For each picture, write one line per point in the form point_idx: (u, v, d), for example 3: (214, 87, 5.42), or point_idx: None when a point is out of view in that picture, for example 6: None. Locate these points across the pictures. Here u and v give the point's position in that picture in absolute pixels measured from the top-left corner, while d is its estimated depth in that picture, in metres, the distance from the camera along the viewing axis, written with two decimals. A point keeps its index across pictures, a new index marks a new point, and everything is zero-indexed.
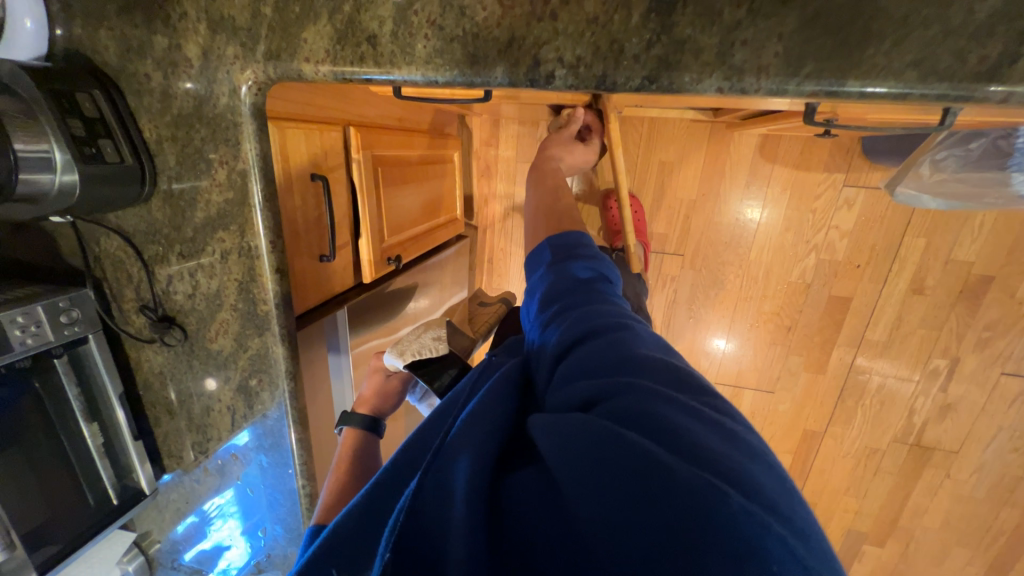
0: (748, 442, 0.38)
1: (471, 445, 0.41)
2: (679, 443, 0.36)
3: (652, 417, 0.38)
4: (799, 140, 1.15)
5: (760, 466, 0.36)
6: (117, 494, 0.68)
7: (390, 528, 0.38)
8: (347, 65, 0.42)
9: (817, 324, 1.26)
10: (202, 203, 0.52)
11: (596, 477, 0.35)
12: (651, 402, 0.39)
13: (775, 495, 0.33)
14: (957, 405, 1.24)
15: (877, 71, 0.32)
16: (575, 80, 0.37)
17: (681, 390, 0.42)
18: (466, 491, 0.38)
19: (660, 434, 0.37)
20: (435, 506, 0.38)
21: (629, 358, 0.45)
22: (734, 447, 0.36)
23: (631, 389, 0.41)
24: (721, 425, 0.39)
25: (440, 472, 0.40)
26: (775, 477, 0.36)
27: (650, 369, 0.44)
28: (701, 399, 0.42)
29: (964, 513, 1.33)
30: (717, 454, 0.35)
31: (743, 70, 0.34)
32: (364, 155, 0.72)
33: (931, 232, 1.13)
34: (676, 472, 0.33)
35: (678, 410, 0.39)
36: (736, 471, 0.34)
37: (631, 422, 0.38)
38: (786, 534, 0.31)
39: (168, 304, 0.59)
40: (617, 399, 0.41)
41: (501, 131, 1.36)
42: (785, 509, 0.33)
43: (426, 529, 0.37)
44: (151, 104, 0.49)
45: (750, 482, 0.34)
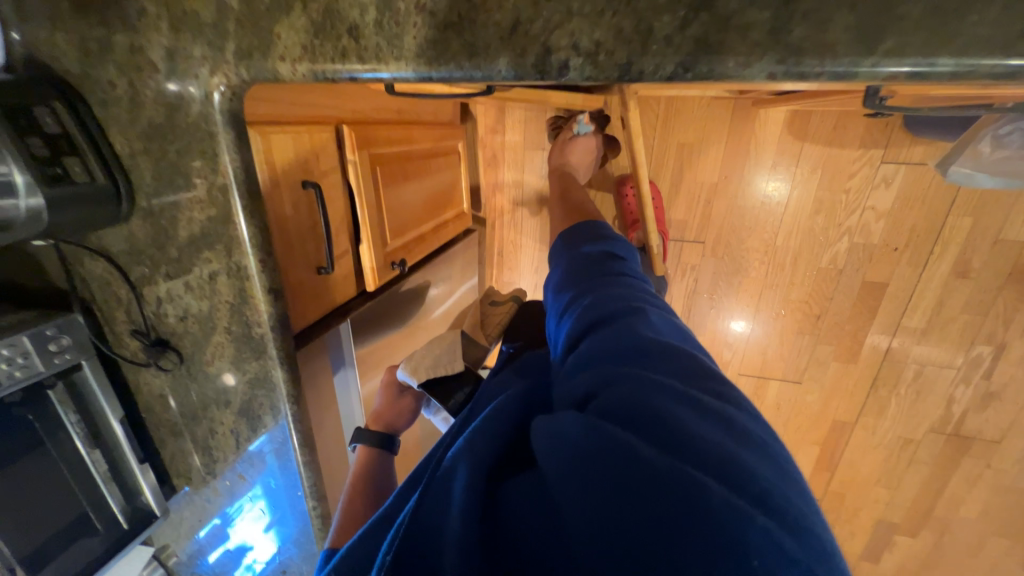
0: (750, 432, 0.34)
1: (468, 451, 0.38)
2: (667, 434, 0.32)
3: (640, 404, 0.35)
4: (831, 114, 1.05)
5: (759, 454, 0.32)
6: (127, 518, 0.67)
7: (389, 541, 0.36)
8: (328, 63, 0.36)
9: (849, 311, 1.19)
10: (184, 221, 0.48)
11: (577, 472, 0.32)
12: (642, 389, 0.36)
13: (770, 487, 0.30)
14: (1002, 393, 1.17)
15: (978, 46, 0.25)
16: (594, 70, 0.31)
17: (679, 374, 0.39)
18: (461, 506, 0.34)
19: (648, 423, 0.33)
20: (433, 521, 0.36)
21: (633, 339, 0.42)
22: (729, 435, 0.33)
23: (624, 376, 0.38)
24: (719, 410, 0.35)
25: (441, 485, 0.38)
26: (778, 468, 0.32)
27: (651, 354, 0.40)
28: (700, 383, 0.38)
29: (1004, 504, 1.27)
30: (707, 443, 0.32)
31: (802, 50, 0.28)
32: (361, 155, 0.66)
33: (979, 210, 1.03)
34: (654, 464, 0.30)
35: (671, 396, 0.35)
36: (726, 461, 0.31)
37: (618, 411, 0.35)
38: (779, 532, 0.27)
39: (160, 327, 0.56)
40: (609, 388, 0.37)
41: (508, 116, 1.28)
42: (785, 503, 0.29)
43: (422, 543, 0.35)
44: (119, 115, 0.44)
45: (741, 474, 0.30)
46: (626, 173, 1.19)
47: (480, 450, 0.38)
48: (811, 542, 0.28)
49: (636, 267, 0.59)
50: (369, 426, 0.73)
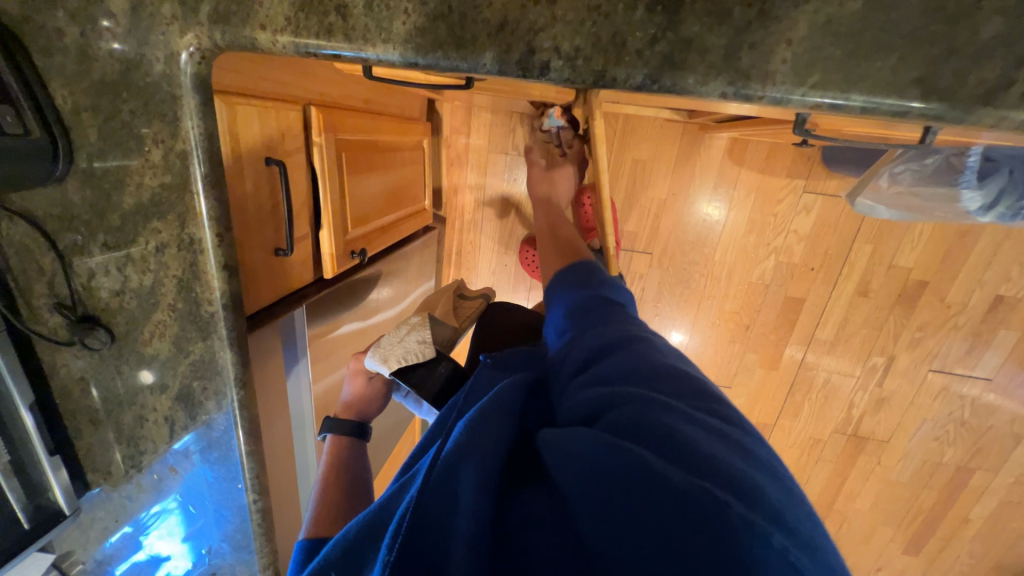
0: (755, 454, 0.38)
1: (474, 455, 0.39)
2: (684, 454, 0.36)
3: (654, 426, 0.38)
4: (764, 145, 1.18)
5: (767, 476, 0.36)
6: (29, 517, 0.61)
7: (392, 532, 0.37)
8: (311, 37, 0.36)
9: (773, 322, 1.32)
10: (132, 186, 0.45)
11: (598, 490, 0.35)
12: (655, 410, 0.40)
13: (780, 505, 0.34)
14: (890, 398, 1.35)
15: (881, 87, 0.31)
16: (572, 73, 0.34)
17: (688, 399, 0.43)
18: (473, 509, 0.36)
19: (664, 442, 0.37)
20: (439, 518, 0.37)
21: (640, 369, 0.46)
22: (737, 456, 0.37)
23: (637, 397, 0.42)
24: (727, 435, 0.39)
25: (442, 481, 0.38)
26: (782, 488, 0.36)
27: (658, 381, 0.44)
28: (707, 408, 0.42)
29: (891, 495, 1.46)
30: (720, 463, 0.36)
31: (749, 75, 0.32)
32: (328, 138, 0.65)
33: (877, 239, 1.20)
34: (673, 481, 0.34)
35: (683, 418, 0.39)
36: (739, 480, 0.34)
37: (632, 433, 0.38)
38: (789, 546, 0.31)
39: (90, 301, 0.51)
40: (622, 406, 0.41)
41: (473, 119, 1.30)
42: (791, 520, 0.33)
43: (427, 535, 0.37)
44: (65, 66, 0.41)
45: (754, 492, 0.34)
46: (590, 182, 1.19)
47: (487, 449, 0.40)
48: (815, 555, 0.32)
49: (629, 298, 0.63)
50: (339, 416, 0.73)
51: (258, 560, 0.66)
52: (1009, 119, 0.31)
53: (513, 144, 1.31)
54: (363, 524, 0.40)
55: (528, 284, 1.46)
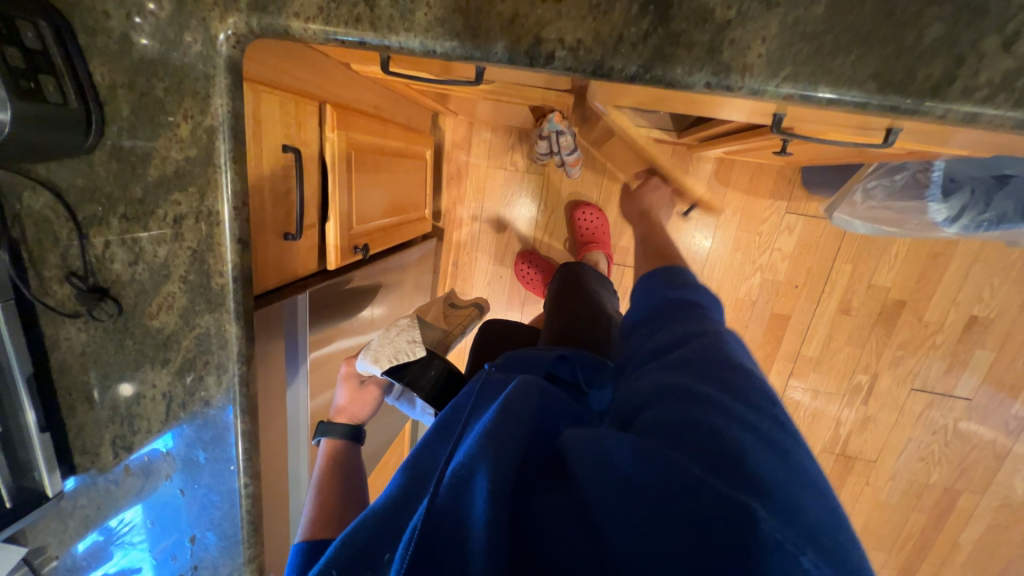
0: (802, 469, 0.42)
1: (490, 457, 0.41)
2: (722, 461, 0.40)
3: (700, 434, 0.43)
4: (748, 167, 1.25)
5: (808, 491, 0.39)
6: (11, 496, 0.60)
7: (405, 540, 0.39)
8: (340, 25, 0.40)
9: (760, 339, 1.36)
10: (158, 159, 0.48)
11: (627, 493, 0.40)
12: (703, 419, 0.44)
13: (818, 523, 0.37)
14: (876, 417, 1.38)
15: (843, 80, 0.36)
16: (574, 62, 0.38)
17: (738, 407, 0.47)
18: (486, 514, 0.38)
19: (704, 448, 0.42)
20: (450, 519, 0.40)
21: (704, 379, 0.51)
22: (782, 470, 0.40)
23: (685, 401, 0.47)
24: (771, 445, 0.43)
25: (454, 486, 0.41)
26: (824, 504, 0.39)
27: (714, 391, 0.49)
28: (757, 419, 0.46)
29: (881, 518, 1.46)
30: (758, 475, 0.39)
31: (729, 67, 0.37)
32: (340, 135, 0.69)
33: (856, 259, 1.26)
34: (708, 489, 0.38)
35: (727, 425, 0.44)
36: (774, 493, 0.38)
37: (677, 438, 0.43)
38: (818, 562, 0.34)
39: (101, 273, 0.53)
40: (667, 409, 0.47)
41: (474, 136, 1.37)
42: (828, 540, 0.36)
43: (438, 534, 0.40)
44: (107, 46, 0.44)
45: (793, 509, 0.37)
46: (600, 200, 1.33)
47: (501, 456, 0.42)
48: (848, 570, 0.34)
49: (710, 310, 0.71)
50: (333, 421, 0.74)
51: (243, 550, 0.64)
52: (954, 110, 0.35)
53: (511, 160, 1.37)
54: (369, 529, 0.43)
55: (522, 297, 1.49)
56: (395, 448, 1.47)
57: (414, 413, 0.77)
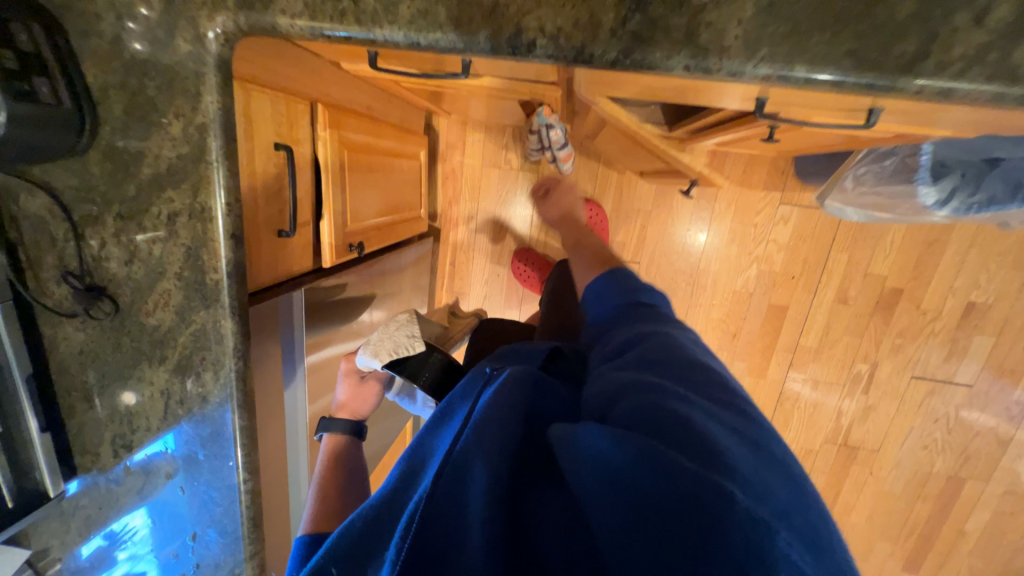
0: (769, 453, 0.44)
1: (486, 452, 0.42)
2: (695, 445, 0.40)
3: (672, 417, 0.43)
4: (741, 160, 1.26)
5: (776, 474, 0.41)
6: (12, 497, 0.60)
7: (402, 534, 0.38)
8: (326, 21, 0.41)
9: (759, 330, 1.37)
10: (150, 158, 0.49)
11: (608, 482, 0.39)
12: (674, 404, 0.45)
13: (788, 504, 0.38)
14: (877, 406, 1.38)
15: (819, 59, 0.36)
16: (555, 49, 0.39)
17: (708, 400, 0.48)
18: (484, 509, 0.39)
19: (677, 434, 0.41)
20: (446, 512, 0.39)
21: (673, 368, 0.52)
22: (751, 455, 0.42)
23: (656, 391, 0.47)
24: (741, 435, 0.44)
25: (451, 482, 0.41)
26: (793, 488, 0.40)
27: (683, 380, 0.50)
28: (725, 409, 0.47)
29: (886, 508, 1.46)
30: (730, 458, 0.40)
31: (708, 50, 0.37)
32: (332, 133, 0.70)
33: (852, 248, 1.26)
34: (688, 473, 0.37)
35: (698, 413, 0.44)
36: (747, 476, 0.39)
37: (652, 423, 0.43)
38: (791, 543, 0.35)
39: (98, 272, 0.53)
40: (638, 398, 0.46)
41: (468, 136, 1.38)
42: (798, 519, 0.37)
43: (437, 525, 0.39)
44: (99, 48, 0.45)
45: (764, 491, 0.38)
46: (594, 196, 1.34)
47: (496, 451, 0.42)
48: (816, 551, 0.36)
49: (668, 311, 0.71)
50: (335, 416, 0.75)
51: (243, 547, 0.64)
52: (929, 86, 0.36)
53: (505, 159, 1.38)
54: (365, 522, 0.43)
55: (520, 295, 1.50)
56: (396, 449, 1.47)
57: (414, 407, 0.78)
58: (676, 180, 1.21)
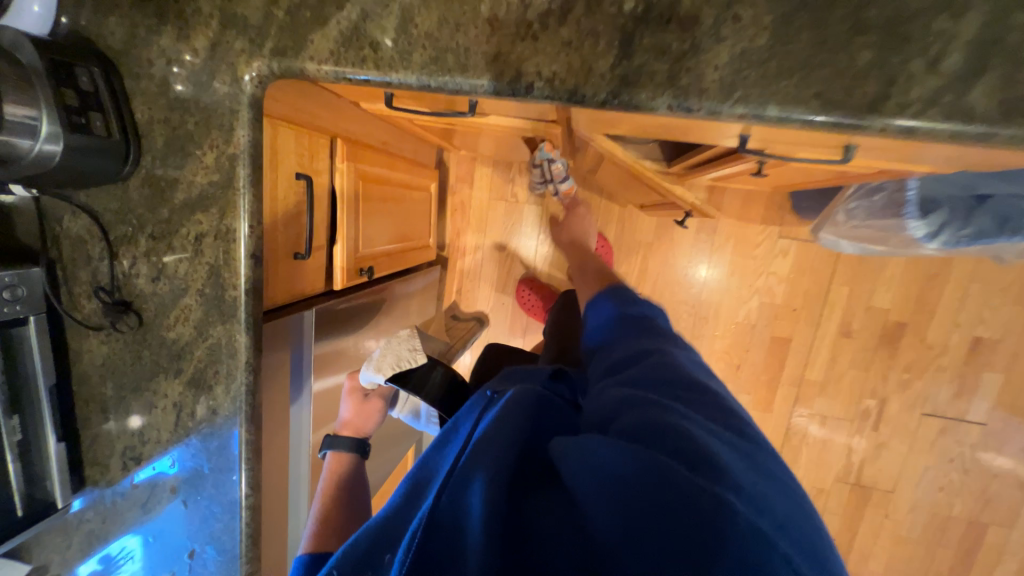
0: (766, 469, 0.46)
1: (487, 465, 0.43)
2: (694, 456, 0.43)
3: (673, 432, 0.46)
4: (739, 195, 1.30)
5: (773, 489, 0.43)
6: (22, 507, 0.61)
7: (405, 545, 0.40)
8: (349, 66, 0.46)
9: (763, 362, 1.36)
10: (184, 184, 0.54)
11: (613, 486, 0.41)
12: (676, 420, 0.48)
13: (784, 516, 0.40)
14: (888, 444, 1.34)
15: (789, 100, 0.40)
16: (551, 90, 0.44)
17: (706, 417, 0.51)
18: (482, 514, 0.40)
19: (679, 446, 0.44)
20: (449, 521, 0.41)
21: (673, 386, 0.55)
22: (749, 469, 0.44)
23: (657, 407, 0.50)
24: (738, 449, 0.46)
25: (454, 493, 0.43)
26: (787, 500, 0.42)
27: (683, 398, 0.53)
28: (722, 426, 0.50)
29: (905, 555, 1.39)
30: (728, 470, 0.42)
31: (688, 91, 0.42)
32: (349, 165, 0.76)
33: (853, 282, 1.28)
34: (688, 481, 0.39)
35: (697, 429, 0.47)
36: (743, 486, 0.41)
37: (655, 437, 0.45)
38: (788, 548, 0.36)
39: (127, 288, 0.57)
40: (640, 414, 0.49)
41: (476, 170, 1.45)
42: (793, 531, 0.39)
43: (438, 535, 0.41)
44: (148, 88, 0.51)
45: (760, 502, 0.40)
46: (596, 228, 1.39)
47: (497, 464, 0.43)
48: (811, 557, 0.37)
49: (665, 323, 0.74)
50: (338, 434, 0.76)
51: (240, 565, 0.64)
52: (892, 124, 0.39)
53: (511, 192, 1.44)
54: (370, 537, 0.44)
55: (524, 324, 1.52)
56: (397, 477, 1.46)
57: (417, 423, 0.83)
58: (672, 212, 1.26)
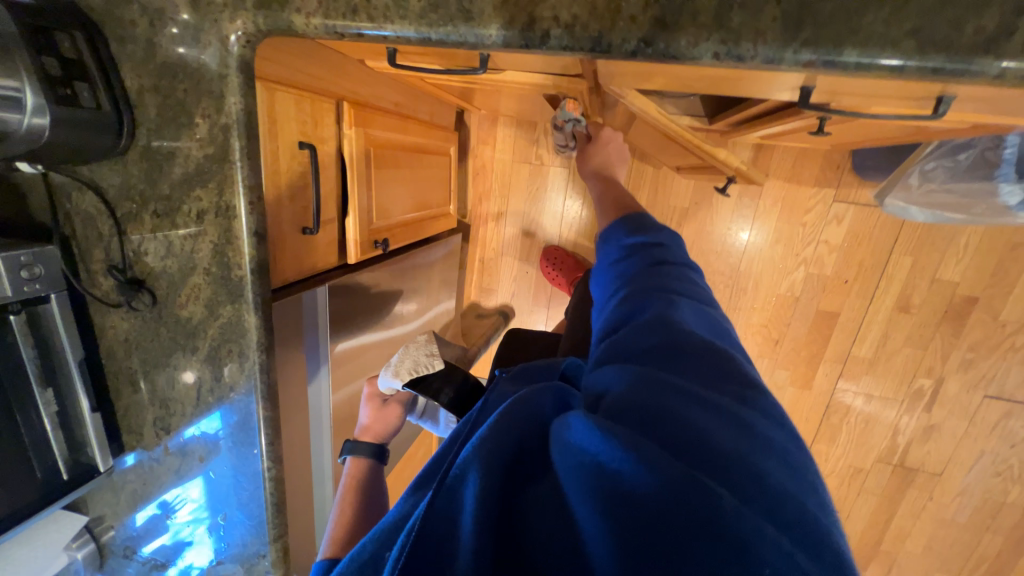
0: (771, 442, 0.37)
1: (477, 449, 0.35)
2: (688, 442, 0.34)
3: (660, 406, 0.37)
4: (791, 153, 1.16)
5: (779, 466, 0.35)
6: (68, 469, 0.65)
7: (402, 544, 0.33)
8: (340, 18, 0.41)
9: (805, 338, 1.27)
10: (181, 158, 0.51)
11: (594, 480, 0.33)
12: (667, 393, 0.39)
13: (788, 499, 0.32)
14: (940, 426, 1.25)
15: (874, 41, 0.32)
16: (570, 39, 0.37)
17: (707, 385, 0.41)
18: (476, 512, 0.32)
19: (665, 430, 0.35)
20: (447, 523, 0.33)
21: (671, 344, 0.45)
22: (748, 444, 0.36)
23: (646, 379, 0.41)
24: (742, 423, 0.37)
25: (451, 495, 0.34)
26: (796, 484, 0.34)
27: (679, 360, 0.44)
28: (726, 395, 0.40)
29: (947, 538, 1.33)
30: (722, 450, 0.34)
31: (740, 34, 0.34)
32: (357, 131, 0.71)
33: (917, 251, 1.14)
34: (671, 468, 0.32)
35: (693, 403, 0.38)
36: (742, 472, 0.33)
37: (639, 413, 0.37)
38: (791, 548, 0.29)
39: (138, 266, 0.57)
40: (628, 388, 0.40)
41: (498, 131, 1.36)
42: (799, 519, 0.31)
43: (433, 551, 0.33)
44: (135, 52, 0.48)
45: (758, 485, 0.32)
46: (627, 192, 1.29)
47: (493, 451, 0.35)
48: (820, 554, 0.30)
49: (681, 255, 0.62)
50: (358, 440, 0.75)
51: (268, 531, 0.67)
52: (1014, 69, 0.30)
53: (536, 154, 1.36)
54: (377, 541, 0.37)
55: (548, 293, 1.48)
56: (423, 441, 1.50)
57: (436, 430, 0.82)
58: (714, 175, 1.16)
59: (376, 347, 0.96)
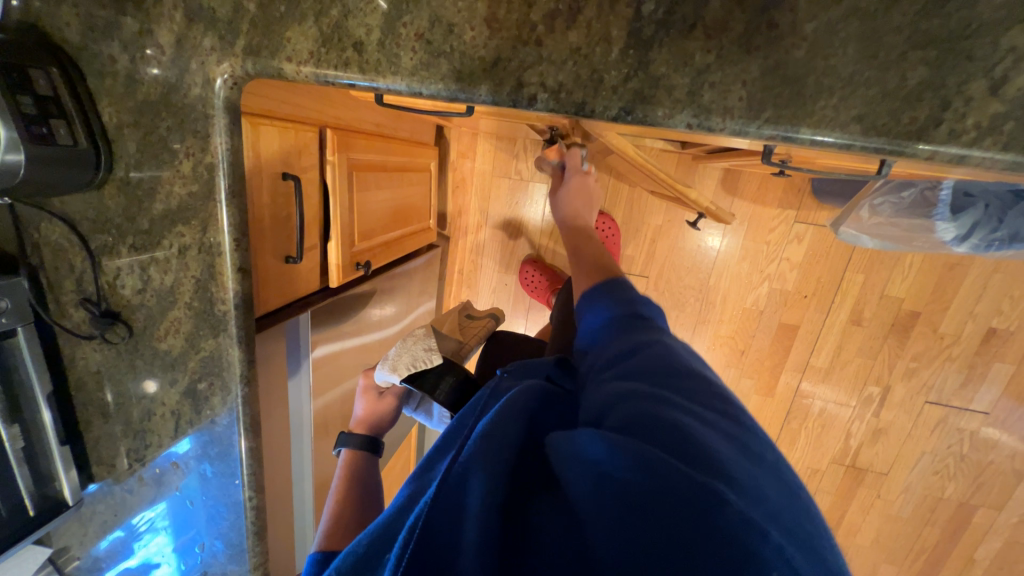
0: (761, 454, 0.40)
1: (481, 459, 0.39)
2: (691, 452, 0.37)
3: (663, 420, 0.40)
4: (757, 176, 1.24)
5: (768, 476, 0.38)
6: (35, 504, 0.63)
7: (404, 541, 0.37)
8: (331, 68, 0.41)
9: (768, 349, 1.35)
10: (162, 193, 0.50)
11: (606, 491, 0.36)
12: (667, 408, 0.42)
13: (779, 507, 0.35)
14: (887, 429, 1.35)
15: (825, 122, 0.35)
16: (556, 103, 0.39)
17: (700, 403, 0.45)
18: (480, 513, 0.36)
19: (672, 440, 0.38)
20: (448, 521, 0.37)
21: (663, 371, 0.48)
22: (742, 456, 0.39)
23: (647, 396, 0.44)
24: (733, 437, 0.41)
25: (452, 489, 0.39)
26: (783, 490, 0.38)
27: (672, 382, 0.47)
28: (715, 411, 0.44)
29: (892, 531, 1.44)
30: (721, 460, 0.37)
31: (710, 109, 0.37)
32: (340, 158, 0.71)
33: (868, 269, 1.23)
34: (678, 477, 0.35)
35: (691, 417, 0.41)
36: (740, 478, 0.36)
37: (643, 427, 0.40)
38: (785, 544, 0.32)
39: (113, 298, 0.55)
40: (633, 404, 0.43)
41: (479, 145, 1.38)
42: (788, 520, 0.35)
43: (435, 547, 0.36)
44: (114, 87, 0.47)
45: (756, 493, 0.35)
46: (604, 209, 1.34)
47: (497, 462, 0.39)
48: (809, 553, 0.33)
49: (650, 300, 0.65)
50: (352, 432, 0.76)
51: (248, 558, 0.67)
52: (941, 152, 0.34)
53: (516, 169, 1.38)
54: (372, 537, 0.40)
55: (527, 304, 1.50)
56: (402, 451, 1.51)
57: (431, 422, 0.81)
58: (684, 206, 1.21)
59: (356, 362, 0.97)
